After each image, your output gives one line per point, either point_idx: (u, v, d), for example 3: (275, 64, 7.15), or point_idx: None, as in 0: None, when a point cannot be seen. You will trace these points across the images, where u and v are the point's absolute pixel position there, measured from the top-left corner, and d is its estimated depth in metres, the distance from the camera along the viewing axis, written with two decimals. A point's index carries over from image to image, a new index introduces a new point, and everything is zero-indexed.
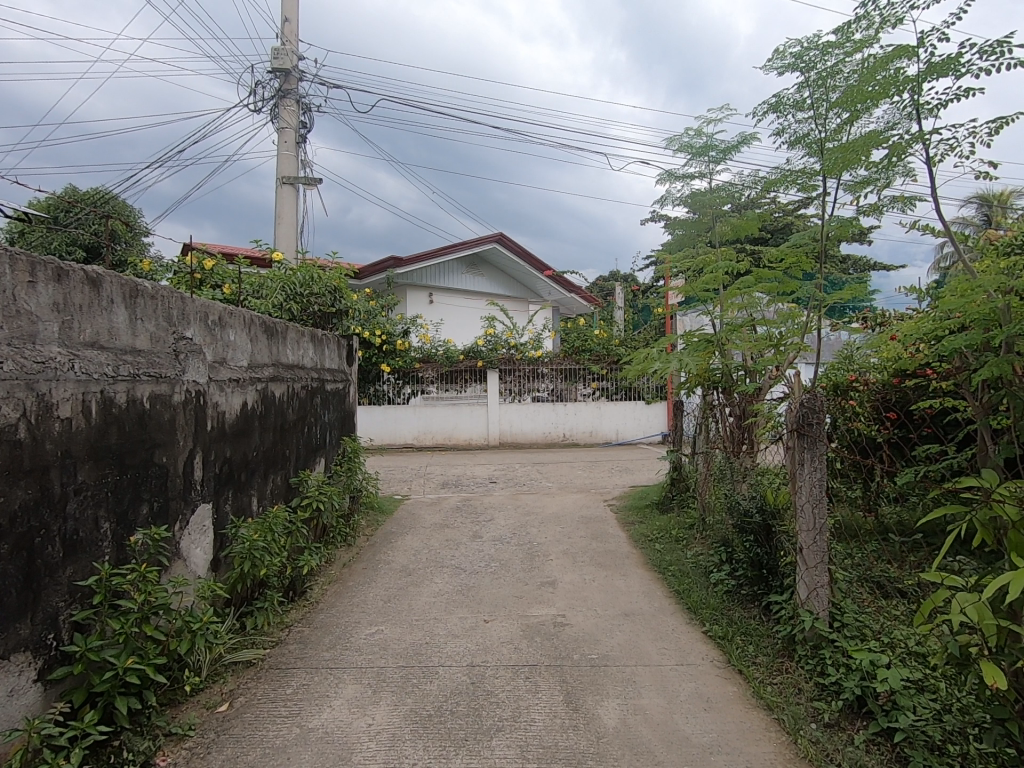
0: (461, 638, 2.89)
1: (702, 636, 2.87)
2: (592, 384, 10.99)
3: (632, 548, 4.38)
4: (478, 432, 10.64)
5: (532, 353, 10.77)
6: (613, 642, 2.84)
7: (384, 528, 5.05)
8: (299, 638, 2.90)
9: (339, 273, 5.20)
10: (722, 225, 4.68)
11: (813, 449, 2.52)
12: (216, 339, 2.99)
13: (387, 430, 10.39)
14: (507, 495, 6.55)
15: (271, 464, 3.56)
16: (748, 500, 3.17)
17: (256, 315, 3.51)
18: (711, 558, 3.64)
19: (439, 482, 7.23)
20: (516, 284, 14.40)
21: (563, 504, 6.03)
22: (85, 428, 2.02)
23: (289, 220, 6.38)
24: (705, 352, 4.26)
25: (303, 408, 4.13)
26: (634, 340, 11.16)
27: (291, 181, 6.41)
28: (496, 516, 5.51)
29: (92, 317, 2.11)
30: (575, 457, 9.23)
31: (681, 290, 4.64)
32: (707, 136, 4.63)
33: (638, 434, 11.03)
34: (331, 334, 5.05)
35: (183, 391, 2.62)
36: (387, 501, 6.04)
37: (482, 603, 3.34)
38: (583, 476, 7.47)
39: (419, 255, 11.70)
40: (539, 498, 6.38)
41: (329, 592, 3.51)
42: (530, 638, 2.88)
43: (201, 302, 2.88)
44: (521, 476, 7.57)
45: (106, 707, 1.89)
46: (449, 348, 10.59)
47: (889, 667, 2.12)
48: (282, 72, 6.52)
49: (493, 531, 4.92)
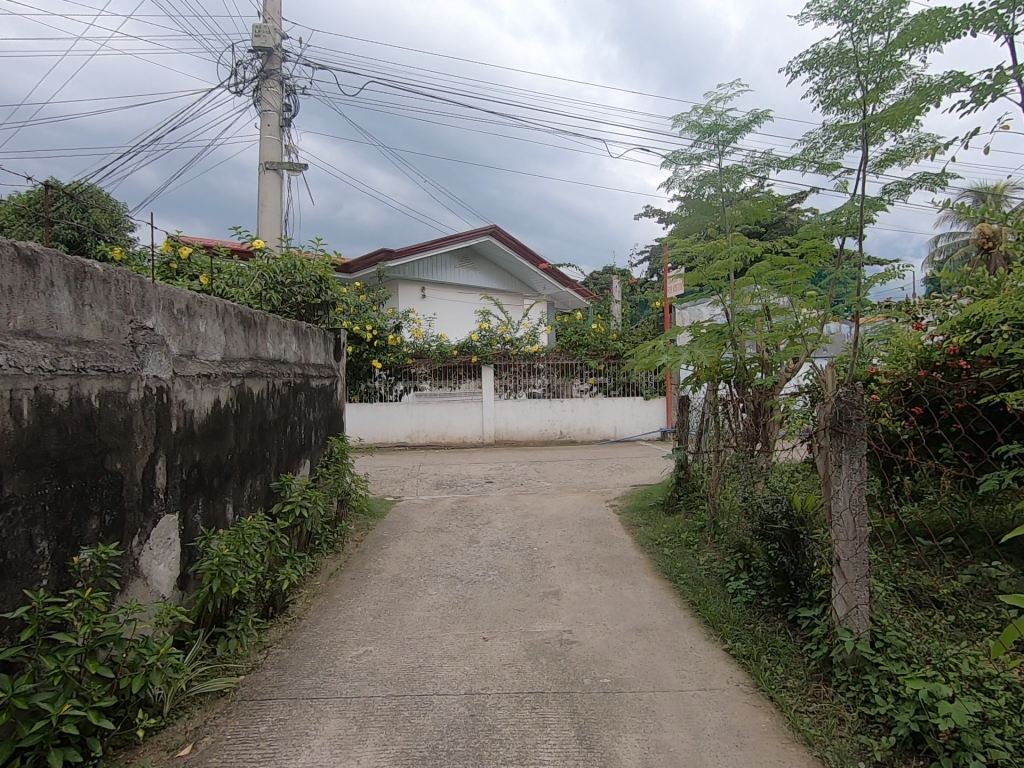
0: (458, 660, 2.61)
1: (723, 655, 2.60)
2: (590, 379, 10.71)
3: (639, 553, 4.12)
4: (473, 430, 10.36)
5: (528, 348, 10.49)
6: (626, 663, 2.57)
7: (374, 534, 4.75)
8: (278, 663, 2.61)
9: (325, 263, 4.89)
10: (730, 212, 4.42)
11: (852, 450, 2.25)
12: (182, 329, 2.68)
13: (379, 429, 10.08)
14: (504, 496, 6.27)
15: (249, 468, 3.26)
16: (771, 505, 2.90)
17: (231, 304, 3.20)
18: (727, 566, 3.38)
19: (433, 483, 6.94)
20: (510, 278, 14.09)
21: (563, 505, 5.76)
22: (15, 431, 1.72)
23: (273, 208, 6.04)
24: (717, 343, 3.97)
25: (286, 406, 3.83)
26: (632, 334, 10.90)
27: (275, 167, 6.08)
28: (493, 518, 5.23)
29: (26, 302, 1.80)
30: (572, 454, 8.96)
31: (688, 279, 4.38)
32: (717, 114, 4.36)
33: (637, 431, 10.78)
34: (316, 326, 4.73)
35: (143, 388, 2.32)
36: (378, 504, 5.74)
37: (480, 618, 3.06)
38: (582, 475, 7.20)
39: (411, 248, 11.37)
40: (537, 499, 6.10)
41: (313, 608, 3.22)
42: (534, 660, 2.60)
43: (166, 289, 2.58)
44: (518, 475, 7.29)
45: (40, 760, 1.60)
46: (442, 344, 10.27)
47: (949, 697, 1.85)
48: (264, 51, 6.18)
49: (491, 536, 4.64)
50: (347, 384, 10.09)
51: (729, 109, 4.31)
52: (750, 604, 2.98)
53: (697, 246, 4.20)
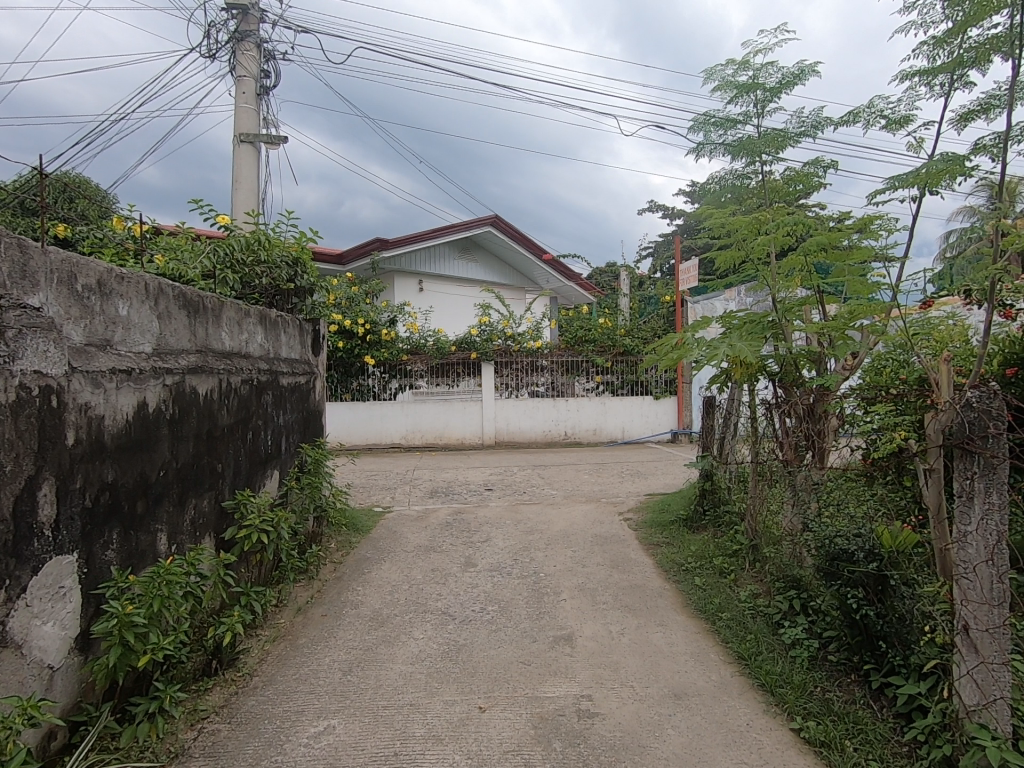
0: (446, 745, 2.00)
1: (793, 740, 1.98)
2: (596, 377, 10.09)
3: (664, 582, 3.51)
4: (472, 431, 9.75)
5: (531, 344, 9.82)
6: (667, 751, 1.96)
7: (355, 555, 4.13)
8: (210, 747, 1.99)
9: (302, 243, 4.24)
10: (773, 182, 3.79)
11: (988, 477, 1.61)
12: (88, 310, 2.05)
13: (372, 429, 9.48)
14: (505, 506, 5.65)
15: (191, 486, 2.64)
16: (847, 538, 2.29)
17: (168, 282, 2.57)
18: (778, 606, 2.77)
19: (427, 490, 6.32)
20: (511, 271, 13.44)
21: (571, 518, 5.15)
22: None
23: (248, 185, 5.42)
24: (760, 333, 3.33)
25: (245, 408, 3.21)
26: (641, 329, 10.27)
27: (251, 140, 5.45)
28: (493, 534, 4.61)
29: None
30: (579, 458, 8.34)
31: (723, 259, 3.75)
32: (754, 69, 3.73)
33: (645, 432, 10.17)
34: (289, 315, 4.10)
35: (14, 387, 1.70)
36: (364, 516, 5.14)
37: (476, 677, 2.45)
38: (590, 482, 6.58)
39: (406, 238, 10.74)
40: (542, 510, 5.47)
41: (269, 660, 2.60)
42: (545, 746, 1.99)
43: (63, 257, 1.95)
44: (520, 482, 6.68)
45: None
46: (439, 339, 9.63)
47: None
48: (239, 10, 5.54)
49: (491, 557, 4.03)
50: (339, 381, 9.49)
51: (769, 62, 3.69)
52: (816, 662, 2.37)
53: (733, 219, 3.57)
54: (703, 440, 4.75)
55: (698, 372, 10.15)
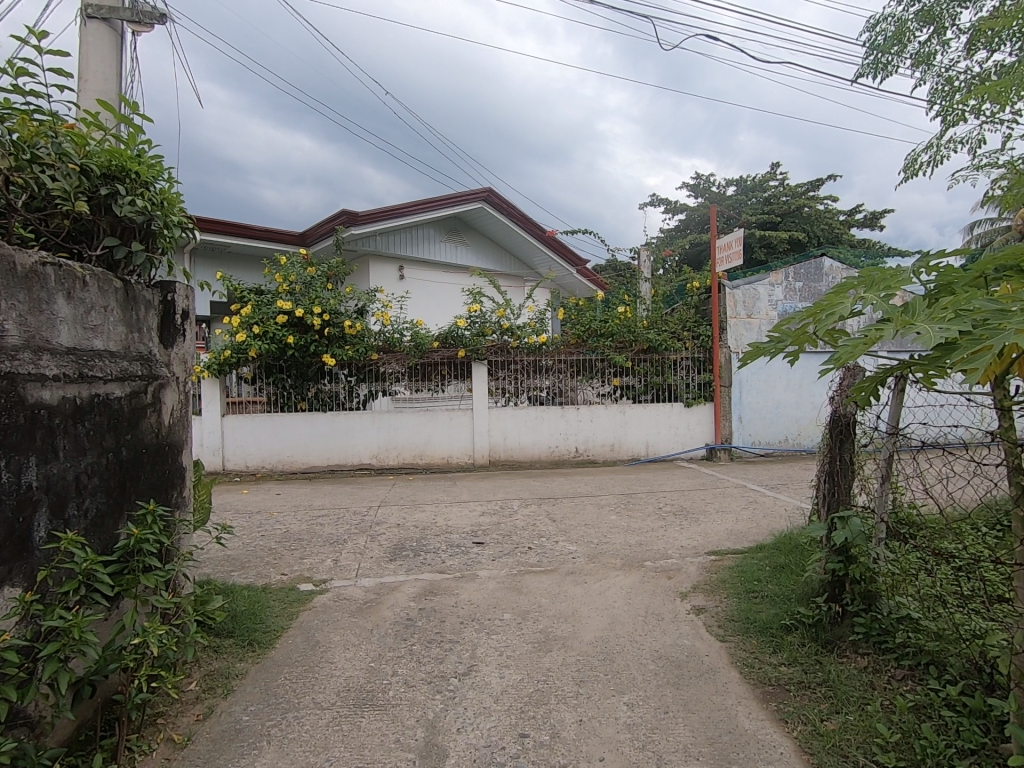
0: None
1: None
2: (613, 380, 8.19)
3: None
4: (460, 447, 7.82)
5: (533, 339, 7.86)
6: None
7: (218, 725, 2.18)
8: None
9: (112, 135, 2.31)
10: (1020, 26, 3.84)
11: None
12: None
13: (337, 449, 7.56)
14: (502, 578, 3.70)
15: None
16: None
17: None
18: None
19: (389, 546, 4.37)
20: (509, 257, 11.52)
21: (610, 607, 3.22)
22: None
23: (97, 85, 3.52)
24: None
25: None
26: (668, 320, 8.39)
27: (101, 15, 3.51)
28: (483, 656, 2.67)
29: None
30: (599, 487, 6.40)
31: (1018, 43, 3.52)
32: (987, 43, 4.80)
33: (675, 447, 8.25)
34: (87, 267, 2.12)
35: None
36: (278, 611, 3.19)
37: None
38: (623, 531, 4.63)
39: (380, 211, 8.83)
40: (558, 588, 3.53)
41: None
42: None
43: None
44: (523, 530, 4.71)
45: None
46: (418, 332, 7.67)
47: None
48: None
49: (477, 735, 2.10)
50: (293, 386, 7.59)
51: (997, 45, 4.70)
52: None
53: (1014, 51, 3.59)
54: (829, 500, 2.82)
55: (740, 372, 8.29)
